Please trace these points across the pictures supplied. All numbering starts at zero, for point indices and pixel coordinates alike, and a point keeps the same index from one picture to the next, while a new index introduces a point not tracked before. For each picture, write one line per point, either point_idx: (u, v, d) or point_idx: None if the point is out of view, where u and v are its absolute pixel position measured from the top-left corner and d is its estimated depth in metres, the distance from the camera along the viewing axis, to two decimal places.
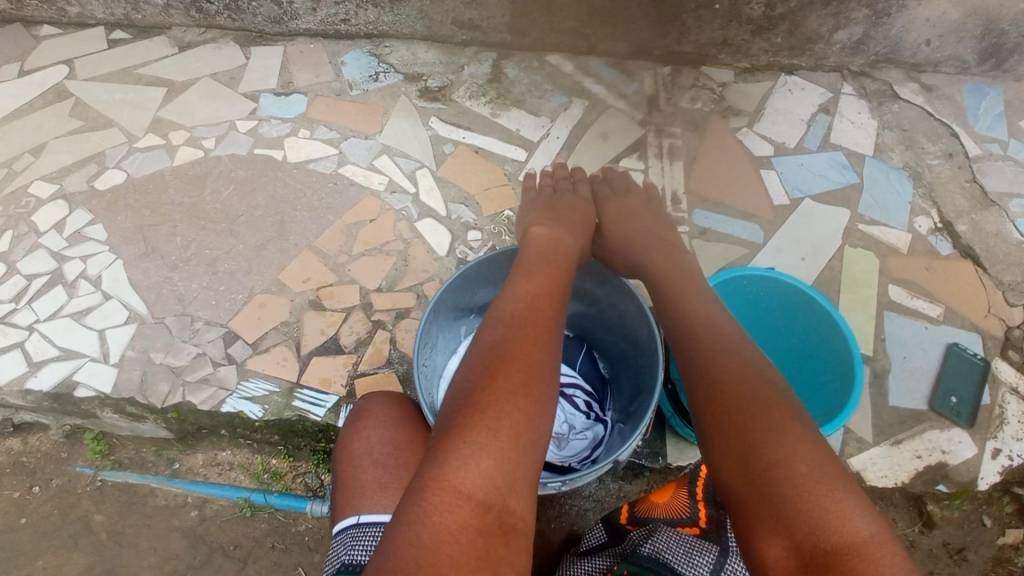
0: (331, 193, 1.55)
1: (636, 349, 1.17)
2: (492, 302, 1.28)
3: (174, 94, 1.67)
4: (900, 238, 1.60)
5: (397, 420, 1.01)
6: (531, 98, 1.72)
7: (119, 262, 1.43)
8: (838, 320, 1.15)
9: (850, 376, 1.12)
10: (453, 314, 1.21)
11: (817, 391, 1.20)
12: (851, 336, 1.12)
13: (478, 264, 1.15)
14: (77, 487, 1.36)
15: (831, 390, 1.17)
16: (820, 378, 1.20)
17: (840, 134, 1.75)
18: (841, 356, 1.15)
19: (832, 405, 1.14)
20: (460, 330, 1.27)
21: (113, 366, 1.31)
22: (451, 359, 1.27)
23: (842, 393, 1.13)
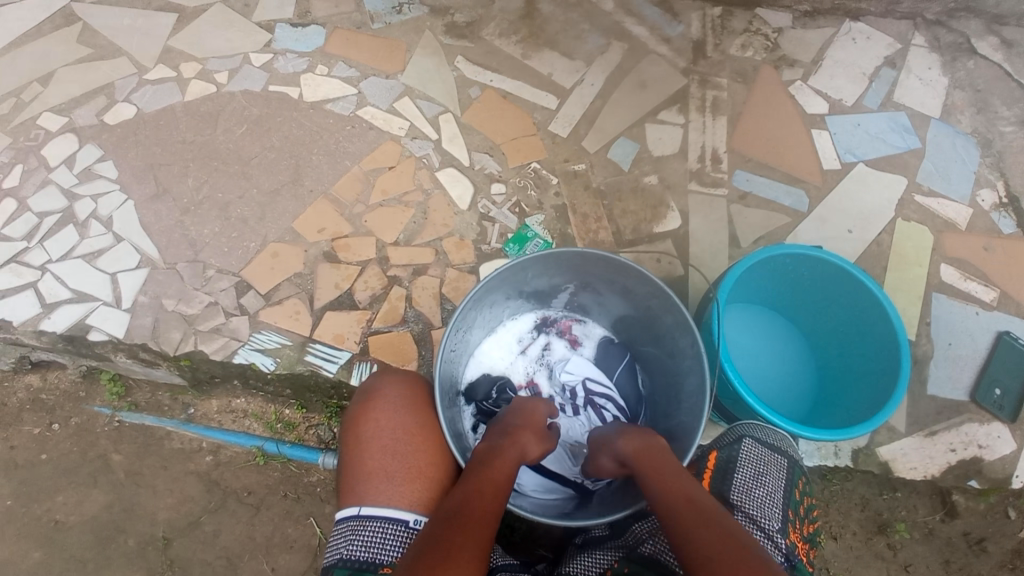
0: (348, 136, 1.45)
1: (679, 376, 1.04)
2: (541, 290, 1.15)
3: (185, 22, 1.57)
4: (958, 212, 1.47)
5: (409, 406, 0.96)
6: (566, 39, 1.58)
7: (130, 203, 1.38)
8: (891, 314, 1.04)
9: (893, 377, 1.04)
10: (498, 298, 1.10)
11: (858, 387, 1.13)
12: (904, 335, 1.02)
13: (530, 260, 1.01)
14: (95, 427, 1.38)
15: (872, 388, 1.09)
16: (863, 373, 1.12)
17: (904, 92, 1.59)
18: (888, 354, 1.06)
19: (869, 406, 1.07)
20: (504, 312, 1.16)
21: (125, 311, 1.28)
22: (485, 339, 1.18)
23: (881, 396, 1.05)
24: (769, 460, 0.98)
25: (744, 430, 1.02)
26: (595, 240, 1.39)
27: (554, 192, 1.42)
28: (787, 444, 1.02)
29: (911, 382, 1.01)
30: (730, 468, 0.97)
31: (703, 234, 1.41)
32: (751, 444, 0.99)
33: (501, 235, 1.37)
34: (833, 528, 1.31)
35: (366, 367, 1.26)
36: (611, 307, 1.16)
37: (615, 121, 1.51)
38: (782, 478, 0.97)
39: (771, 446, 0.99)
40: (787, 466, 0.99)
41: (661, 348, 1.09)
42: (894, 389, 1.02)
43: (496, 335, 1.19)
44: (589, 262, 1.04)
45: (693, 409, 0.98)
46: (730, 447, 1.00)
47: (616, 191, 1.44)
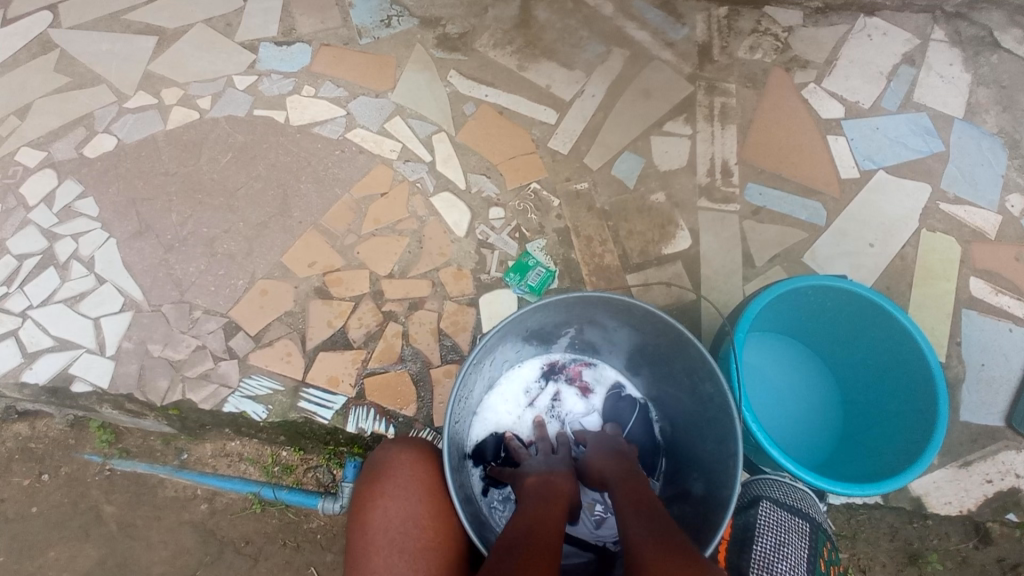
0: (337, 162, 1.38)
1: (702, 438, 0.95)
2: (544, 335, 1.07)
3: (165, 45, 1.48)
4: (987, 220, 1.39)
5: (422, 491, 0.89)
6: (564, 47, 1.48)
7: (112, 241, 1.32)
8: (926, 353, 0.97)
9: (930, 421, 0.97)
10: (501, 349, 1.01)
11: (887, 429, 1.06)
12: (939, 375, 0.96)
13: (534, 310, 0.93)
14: (86, 476, 1.33)
15: (904, 432, 1.02)
16: (894, 415, 1.05)
17: (925, 91, 1.49)
18: (923, 397, 1.00)
19: (900, 452, 1.00)
20: (506, 362, 1.07)
21: (110, 358, 1.24)
22: (489, 392, 1.09)
23: (915, 441, 0.98)
24: (790, 526, 1.02)
25: (761, 492, 1.06)
26: (601, 265, 1.32)
27: (555, 214, 1.35)
28: (808, 505, 1.06)
29: (948, 427, 0.95)
30: (749, 537, 1.02)
31: (714, 255, 1.34)
32: (770, 507, 1.04)
33: (501, 264, 1.31)
34: (861, 560, 1.24)
35: (363, 412, 1.22)
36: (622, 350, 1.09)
37: (618, 134, 1.42)
38: (804, 546, 1.01)
39: (790, 510, 1.03)
40: (808, 530, 1.03)
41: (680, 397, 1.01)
42: (932, 433, 0.95)
43: (501, 387, 1.10)
44: (593, 303, 0.97)
45: (715, 478, 0.90)
46: (746, 513, 1.05)
47: (621, 211, 1.36)
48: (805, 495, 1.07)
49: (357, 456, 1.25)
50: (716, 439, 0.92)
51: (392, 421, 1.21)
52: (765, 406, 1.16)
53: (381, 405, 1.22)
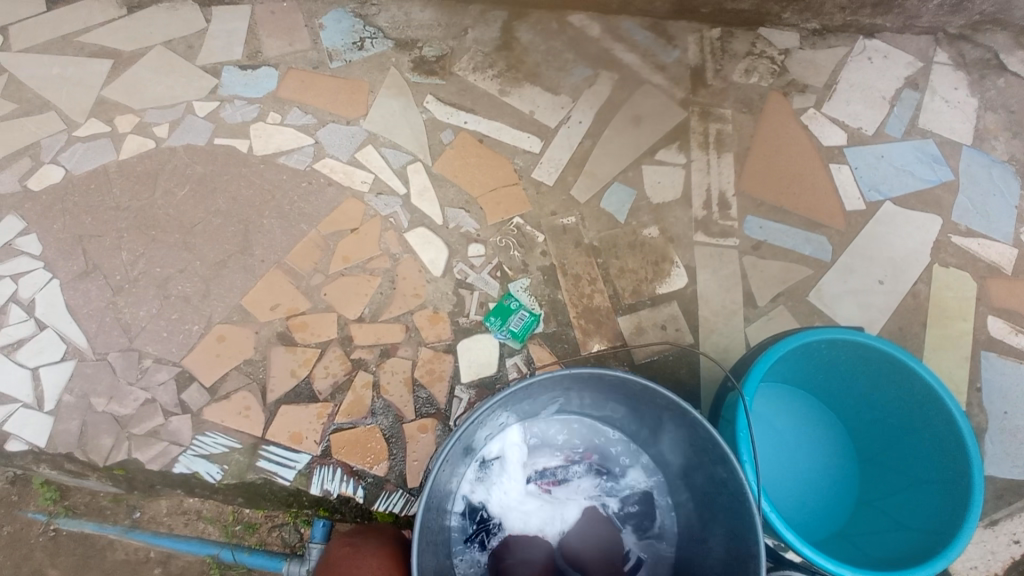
0: (305, 194, 1.27)
1: (721, 524, 0.85)
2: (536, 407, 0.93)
3: (120, 69, 1.36)
4: (1002, 253, 1.30)
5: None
6: (549, 71, 1.39)
7: (56, 282, 1.22)
8: (957, 416, 0.92)
9: (963, 492, 0.91)
10: (488, 422, 0.88)
11: (908, 497, 1.00)
12: (973, 443, 0.90)
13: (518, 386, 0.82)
14: (29, 537, 1.20)
15: (929, 503, 0.96)
16: (916, 481, 0.99)
17: (930, 116, 1.40)
18: (953, 463, 0.94)
19: (928, 527, 0.94)
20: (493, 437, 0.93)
21: (49, 414, 1.14)
22: (478, 469, 0.93)
23: (946, 516, 0.92)
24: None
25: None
26: (590, 305, 1.22)
27: (540, 251, 1.25)
28: None
29: (984, 500, 0.89)
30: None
31: (713, 294, 1.24)
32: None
33: (481, 306, 1.21)
34: None
35: (328, 472, 1.11)
36: (636, 423, 0.94)
37: (607, 163, 1.32)
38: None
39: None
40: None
41: (688, 474, 0.90)
42: (968, 509, 0.89)
43: (492, 470, 0.93)
44: (589, 378, 0.86)
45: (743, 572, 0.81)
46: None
47: (611, 246, 1.26)
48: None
49: (323, 518, 1.13)
50: (736, 527, 0.82)
51: (360, 482, 1.11)
52: (772, 467, 1.06)
53: (348, 464, 1.11)
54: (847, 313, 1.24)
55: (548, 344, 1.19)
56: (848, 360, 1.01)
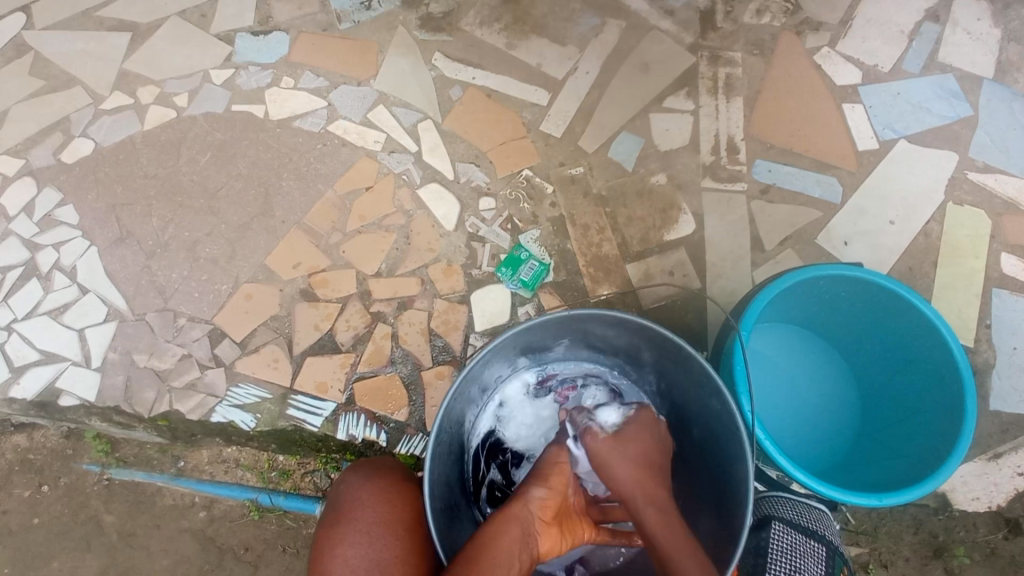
0: (320, 156, 1.31)
1: (718, 458, 0.87)
2: (536, 349, 0.98)
3: (138, 41, 1.41)
4: (1020, 190, 1.27)
5: (386, 534, 0.80)
6: (555, 22, 1.37)
7: (94, 249, 1.30)
8: (952, 346, 0.94)
9: (956, 419, 0.94)
10: (489, 368, 0.93)
11: (904, 424, 1.04)
12: (967, 372, 0.93)
13: (524, 327, 0.86)
14: (85, 486, 1.30)
15: (924, 430, 0.99)
16: (914, 410, 1.03)
17: (951, 50, 1.35)
18: (948, 393, 0.96)
19: (922, 452, 0.98)
20: (498, 379, 0.99)
21: (96, 370, 1.24)
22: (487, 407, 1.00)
23: (938, 443, 0.96)
24: (804, 551, 0.98)
25: (772, 513, 1.02)
26: (599, 254, 1.25)
27: (549, 203, 1.27)
28: (819, 519, 1.02)
29: (975, 425, 0.92)
30: (760, 563, 0.98)
31: (720, 239, 1.25)
32: (782, 531, 0.99)
33: (492, 258, 1.25)
34: (883, 556, 1.17)
35: (353, 418, 1.18)
36: (635, 360, 0.98)
37: (614, 113, 1.32)
38: (819, 572, 0.97)
39: (805, 533, 0.99)
40: (824, 554, 0.99)
41: (690, 409, 0.93)
42: (959, 434, 0.92)
43: (504, 398, 1.01)
44: (580, 322, 0.90)
45: (730, 503, 0.83)
46: (757, 534, 1.00)
47: (619, 196, 1.28)
48: (821, 515, 1.03)
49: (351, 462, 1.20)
50: (728, 457, 0.84)
51: (383, 426, 1.18)
52: (773, 400, 1.12)
53: (371, 410, 1.18)
54: (857, 254, 1.25)
55: (558, 293, 1.23)
56: (843, 297, 1.04)
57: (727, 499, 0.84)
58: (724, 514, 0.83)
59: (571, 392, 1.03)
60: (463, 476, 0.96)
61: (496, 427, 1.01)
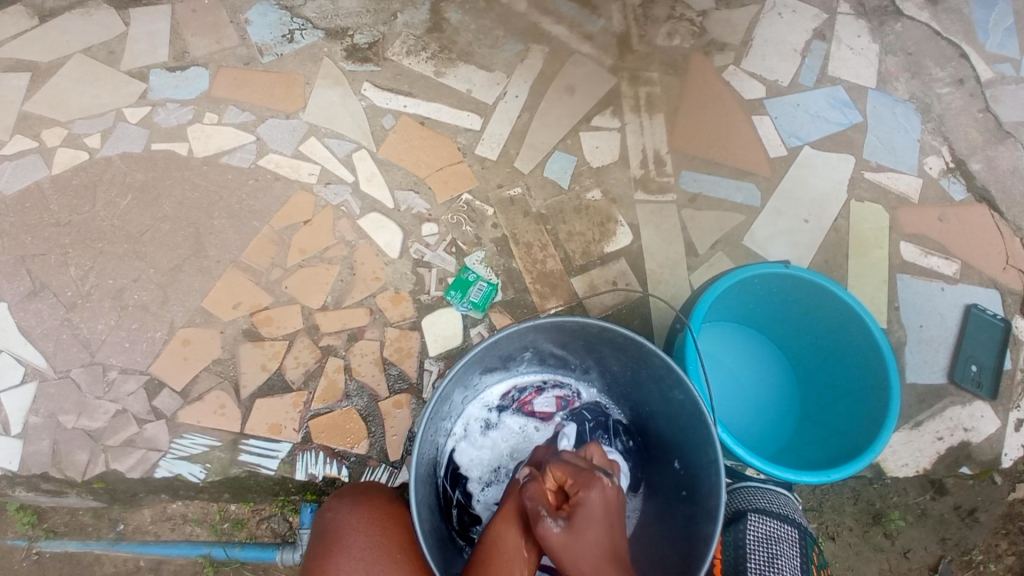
0: (252, 192, 1.28)
1: (684, 449, 0.92)
2: (498, 365, 1.00)
3: (41, 81, 1.32)
4: (909, 184, 1.43)
5: (381, 559, 0.78)
6: (480, 49, 1.41)
7: (3, 306, 1.20)
8: (872, 328, 1.05)
9: (883, 394, 1.04)
10: (457, 390, 0.94)
11: (838, 401, 1.13)
12: (887, 350, 1.03)
13: (491, 342, 0.88)
14: (11, 564, 1.18)
15: (858, 408, 1.09)
16: (847, 390, 1.12)
17: (838, 64, 1.50)
18: (873, 368, 1.06)
19: (858, 428, 1.07)
20: (464, 399, 1.00)
21: (16, 438, 1.14)
22: (456, 429, 1.01)
23: (871, 416, 1.05)
24: (780, 535, 1.03)
25: (746, 505, 1.07)
26: (544, 270, 1.28)
27: (491, 224, 1.30)
28: (791, 509, 1.07)
29: (900, 397, 1.02)
30: (742, 554, 1.01)
31: (656, 247, 1.32)
32: (758, 519, 1.04)
33: (440, 282, 1.25)
34: (830, 528, 1.25)
35: (311, 457, 1.15)
36: (593, 362, 1.02)
37: (546, 134, 1.37)
38: (796, 554, 1.02)
39: (778, 518, 1.04)
40: (798, 536, 1.04)
41: (655, 407, 0.97)
42: (887, 405, 1.02)
43: (471, 415, 1.02)
44: (540, 332, 0.93)
45: (703, 490, 0.87)
46: (734, 528, 1.04)
47: (558, 213, 1.32)
48: (788, 500, 1.09)
49: (312, 502, 1.16)
50: (695, 445, 0.89)
51: (343, 462, 1.15)
52: (720, 395, 1.20)
53: (329, 447, 1.15)
54: (779, 252, 1.35)
55: (508, 311, 1.25)
56: (774, 292, 1.12)
57: (698, 488, 0.88)
58: (698, 502, 0.87)
59: (534, 398, 1.05)
60: (442, 501, 0.96)
61: (467, 445, 1.01)
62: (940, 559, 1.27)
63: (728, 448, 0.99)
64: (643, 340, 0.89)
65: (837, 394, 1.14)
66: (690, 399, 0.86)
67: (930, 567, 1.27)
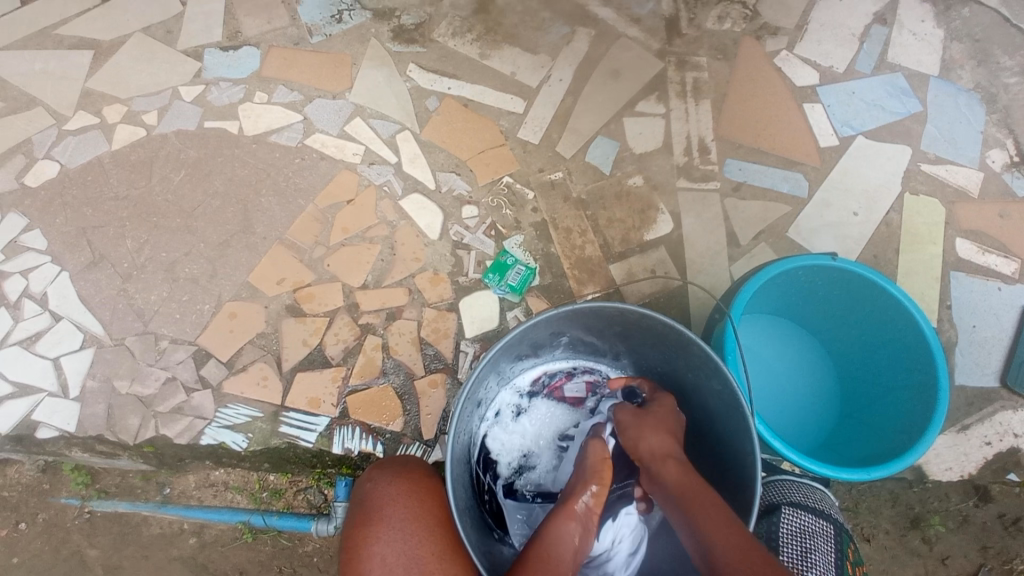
0: (298, 171, 1.30)
1: (720, 441, 0.91)
2: (532, 351, 1.00)
3: (102, 59, 1.37)
4: (969, 178, 1.36)
5: (417, 529, 0.80)
6: (526, 31, 1.40)
7: (64, 275, 1.26)
8: (922, 325, 1.01)
9: (931, 393, 1.01)
10: (492, 374, 0.95)
11: (883, 399, 1.10)
12: (937, 348, 0.99)
13: (526, 327, 0.88)
14: (65, 521, 1.25)
15: (902, 406, 1.05)
16: (892, 388, 1.09)
17: (899, 50, 1.44)
18: (921, 367, 1.03)
19: (901, 426, 1.04)
20: (498, 384, 1.01)
21: (75, 400, 1.20)
22: (490, 412, 1.02)
23: (917, 416, 1.02)
24: (813, 530, 1.01)
25: (781, 498, 1.06)
26: (582, 256, 1.27)
27: (530, 208, 1.30)
28: (827, 505, 1.06)
29: (949, 398, 0.98)
30: (774, 545, 0.99)
31: (698, 236, 1.30)
32: (791, 514, 1.03)
33: (478, 264, 1.26)
34: (865, 530, 1.23)
35: (348, 431, 1.18)
36: (628, 351, 1.01)
37: (589, 118, 1.36)
38: (830, 548, 1.00)
39: (813, 512, 1.03)
40: (833, 532, 1.02)
41: (691, 397, 0.96)
42: (934, 405, 0.99)
43: (503, 397, 1.03)
44: (576, 318, 0.93)
45: (739, 483, 0.85)
46: (768, 520, 1.03)
47: (599, 199, 1.31)
48: (824, 496, 1.08)
49: (347, 475, 1.19)
50: (731, 438, 0.88)
51: (379, 437, 1.18)
52: (757, 388, 1.18)
53: (366, 422, 1.18)
54: (825, 245, 1.31)
55: (545, 296, 1.25)
56: (819, 285, 1.09)
57: (734, 481, 0.87)
58: (732, 495, 0.86)
59: (565, 382, 1.06)
60: (478, 484, 0.97)
61: (499, 427, 1.03)
62: (980, 567, 1.23)
63: (764, 441, 0.97)
64: (683, 329, 0.88)
65: (881, 392, 1.11)
66: (729, 392, 0.85)
67: None
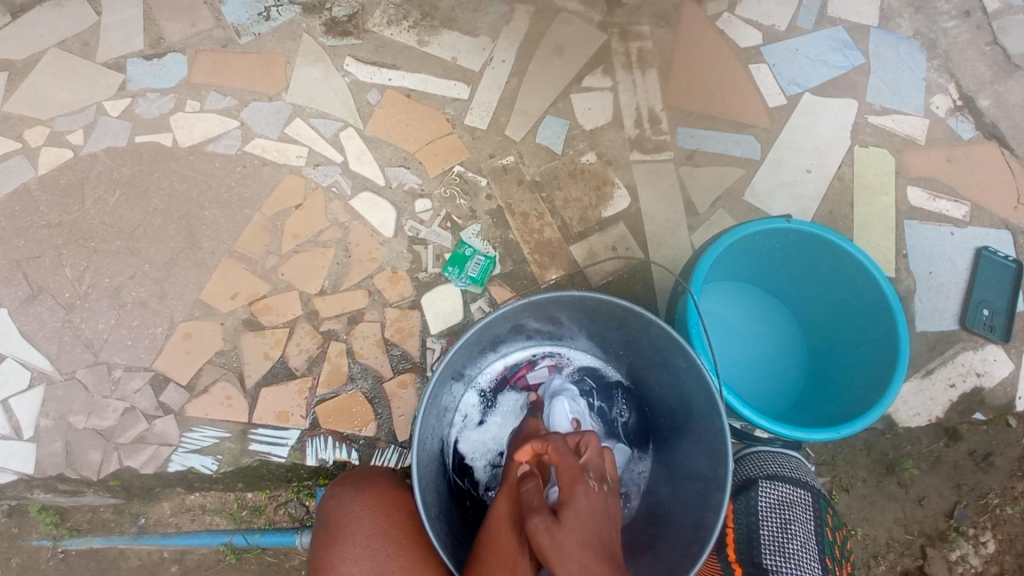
0: (241, 180, 1.25)
1: (691, 413, 0.90)
2: (489, 348, 0.98)
3: (16, 80, 1.29)
4: (915, 126, 1.38)
5: (387, 545, 0.79)
6: (464, 13, 1.36)
7: (3, 311, 1.20)
8: (879, 279, 1.02)
9: (891, 347, 1.02)
10: (451, 380, 0.93)
11: (846, 355, 1.12)
12: (894, 299, 1.01)
13: (484, 323, 0.85)
14: (39, 564, 1.20)
15: (865, 362, 1.07)
16: (854, 343, 1.11)
17: (838, 3, 1.44)
18: (880, 320, 1.05)
19: (866, 382, 1.05)
20: (459, 388, 0.99)
21: (30, 441, 1.15)
22: (456, 416, 1.01)
23: (880, 367, 1.03)
24: (792, 500, 1.03)
25: (757, 472, 1.07)
26: (542, 240, 1.26)
27: (485, 196, 1.27)
28: (805, 475, 1.07)
29: (909, 349, 1.00)
30: (754, 521, 1.02)
31: (655, 209, 1.29)
32: (769, 486, 1.04)
33: (438, 259, 1.24)
34: (843, 481, 1.25)
35: (321, 442, 1.16)
36: (588, 333, 1.00)
37: (536, 99, 1.33)
38: (809, 518, 1.03)
39: (790, 483, 1.04)
40: (811, 500, 1.04)
41: (657, 375, 0.96)
42: (896, 358, 1.01)
43: (467, 399, 1.02)
44: (529, 310, 0.92)
45: (707, 456, 0.86)
46: (746, 496, 1.04)
47: (553, 180, 1.29)
48: (799, 463, 1.09)
49: (325, 485, 1.18)
50: (701, 412, 0.88)
51: (353, 445, 1.16)
52: (724, 356, 1.19)
53: (338, 430, 1.16)
54: (781, 206, 1.32)
55: (508, 284, 1.24)
56: (774, 248, 1.10)
57: (705, 453, 0.87)
58: (704, 469, 0.87)
59: (527, 372, 1.05)
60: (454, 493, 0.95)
61: (467, 428, 1.01)
62: (955, 505, 1.26)
63: (734, 410, 0.98)
64: (643, 310, 0.87)
65: (844, 348, 1.13)
66: (694, 366, 0.85)
67: (945, 514, 1.26)
